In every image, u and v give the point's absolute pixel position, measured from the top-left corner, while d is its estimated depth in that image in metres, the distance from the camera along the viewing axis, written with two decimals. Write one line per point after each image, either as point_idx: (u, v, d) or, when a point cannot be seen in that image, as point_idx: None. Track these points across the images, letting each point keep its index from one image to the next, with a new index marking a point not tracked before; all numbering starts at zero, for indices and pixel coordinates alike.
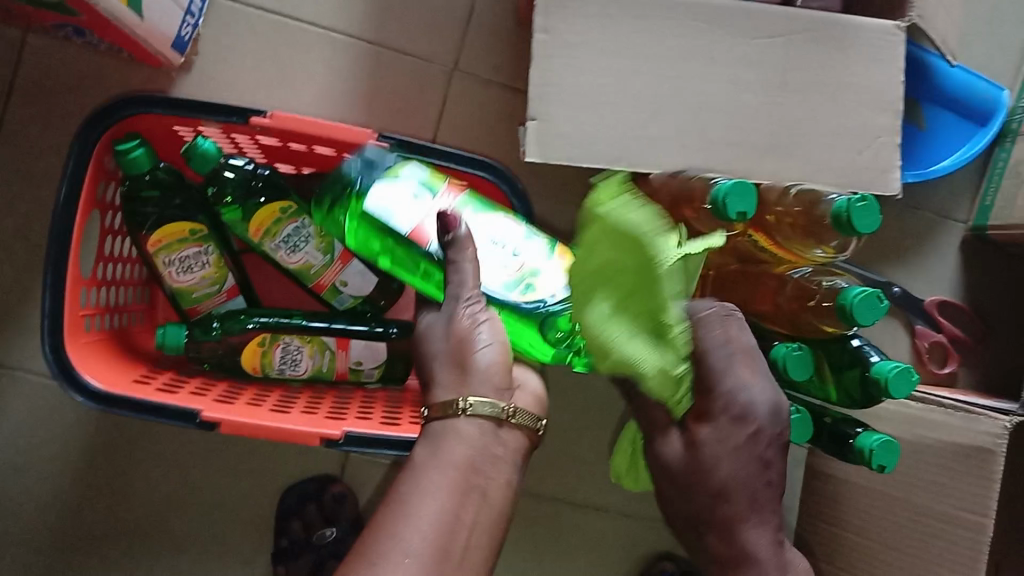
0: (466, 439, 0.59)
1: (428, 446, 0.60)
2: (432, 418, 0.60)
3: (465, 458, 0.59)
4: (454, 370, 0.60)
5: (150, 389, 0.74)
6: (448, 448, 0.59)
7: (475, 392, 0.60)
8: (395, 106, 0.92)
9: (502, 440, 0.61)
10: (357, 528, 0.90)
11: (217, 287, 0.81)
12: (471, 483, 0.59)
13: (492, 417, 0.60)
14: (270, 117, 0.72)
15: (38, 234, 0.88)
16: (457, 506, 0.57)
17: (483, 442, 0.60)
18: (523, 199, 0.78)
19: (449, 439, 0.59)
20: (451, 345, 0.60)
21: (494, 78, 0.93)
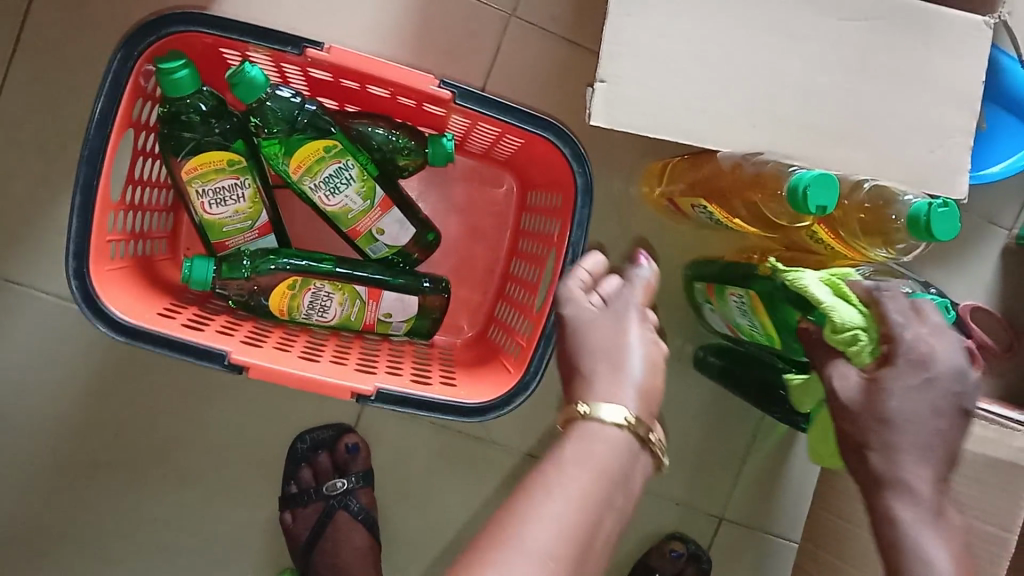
0: (616, 448, 0.51)
1: (579, 442, 0.51)
2: (586, 417, 0.53)
3: (610, 464, 0.50)
4: (610, 373, 0.56)
5: (175, 325, 0.71)
6: (595, 448, 0.51)
7: (633, 407, 0.53)
8: (446, 49, 0.87)
9: (641, 464, 0.53)
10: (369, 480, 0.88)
11: (250, 222, 0.76)
12: (615, 498, 0.50)
13: (641, 436, 0.53)
14: (327, 51, 0.67)
15: (57, 147, 0.83)
16: (598, 517, 0.48)
17: (625, 458, 0.52)
18: (582, 163, 0.71)
19: (595, 442, 0.51)
20: (612, 350, 0.57)
21: (552, 30, 0.88)
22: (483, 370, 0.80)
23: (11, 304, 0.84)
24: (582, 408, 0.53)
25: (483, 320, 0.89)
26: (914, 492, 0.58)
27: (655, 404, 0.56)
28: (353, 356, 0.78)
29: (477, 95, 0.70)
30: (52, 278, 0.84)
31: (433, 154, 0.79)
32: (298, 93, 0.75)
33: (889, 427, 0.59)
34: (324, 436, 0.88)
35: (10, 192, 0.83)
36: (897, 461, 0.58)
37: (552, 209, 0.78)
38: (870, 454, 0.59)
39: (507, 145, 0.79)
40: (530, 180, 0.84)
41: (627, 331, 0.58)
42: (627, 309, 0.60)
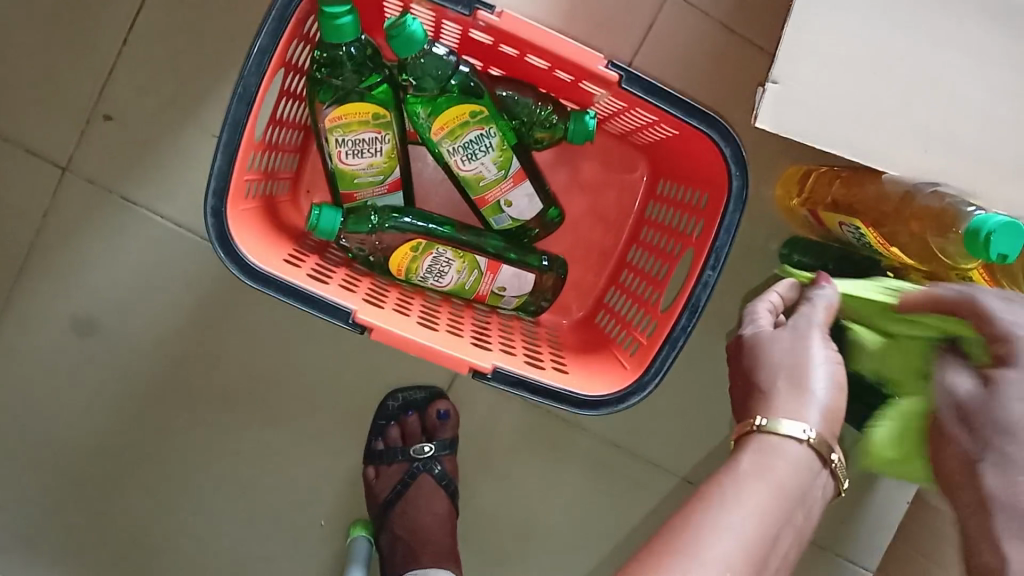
0: (797, 465, 0.55)
1: (754, 456, 0.55)
2: (762, 430, 0.56)
3: (788, 481, 0.54)
4: (792, 393, 0.57)
5: (300, 273, 0.69)
6: (773, 465, 0.54)
7: (814, 425, 0.55)
8: (596, 19, 0.82)
9: (820, 478, 0.56)
10: (454, 446, 0.88)
11: (382, 177, 0.74)
12: (796, 509, 0.54)
13: (822, 453, 0.55)
14: (499, 15, 0.63)
15: (190, 72, 0.81)
16: (774, 532, 0.52)
17: (803, 472, 0.55)
18: (742, 167, 0.67)
19: (773, 456, 0.55)
20: (792, 368, 0.58)
21: (709, 14, 0.83)
22: (595, 359, 0.78)
23: (128, 222, 0.83)
24: (759, 421, 0.56)
25: (592, 303, 0.87)
26: (1017, 501, 0.44)
27: (836, 423, 0.57)
28: (468, 325, 0.77)
29: (643, 82, 0.65)
30: (171, 204, 0.83)
31: (573, 131, 0.75)
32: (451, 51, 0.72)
33: (1004, 431, 0.46)
34: (416, 398, 0.88)
35: (140, 112, 0.82)
36: (1005, 457, 0.46)
37: (693, 207, 0.74)
38: (983, 464, 0.47)
39: (653, 133, 0.75)
40: (665, 171, 0.80)
41: (810, 345, 0.59)
42: (811, 328, 0.60)
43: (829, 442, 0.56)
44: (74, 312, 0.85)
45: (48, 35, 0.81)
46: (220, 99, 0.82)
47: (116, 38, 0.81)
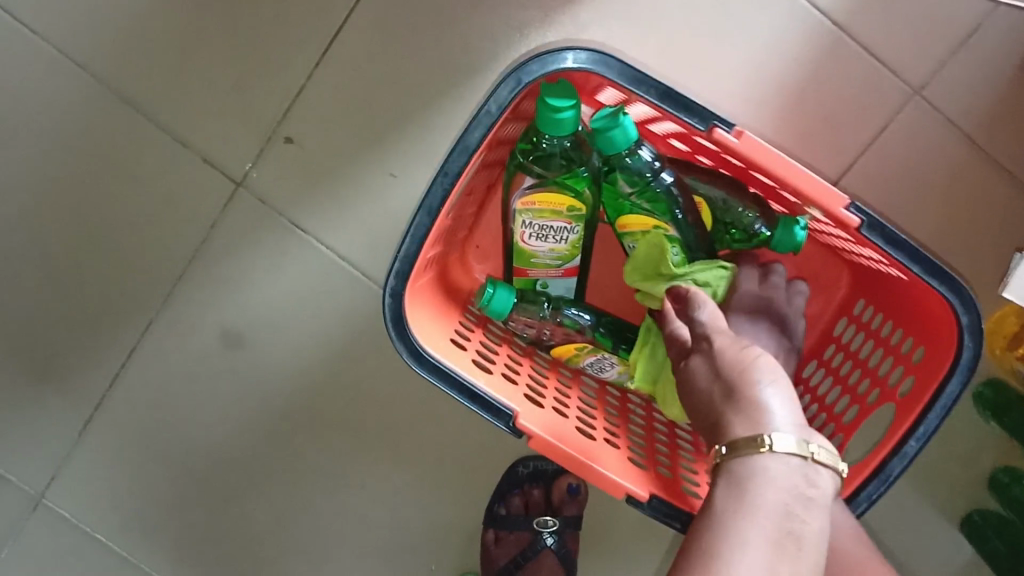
0: (774, 482, 0.49)
1: (729, 491, 0.50)
2: (732, 456, 0.50)
3: (777, 503, 0.48)
4: (736, 409, 0.51)
5: (466, 359, 0.66)
6: (760, 493, 0.49)
7: (781, 426, 0.50)
8: (827, 112, 0.73)
9: (815, 478, 0.50)
10: (577, 525, 0.85)
11: (561, 262, 0.70)
12: (811, 502, 0.49)
13: (802, 453, 0.49)
14: (738, 136, 0.56)
15: (379, 103, 0.77)
16: (772, 561, 0.46)
17: (791, 482, 0.49)
18: (977, 339, 0.59)
19: (754, 482, 0.49)
20: (731, 379, 0.53)
21: (957, 125, 0.73)
22: None
23: (291, 247, 0.81)
24: (719, 449, 0.51)
25: None
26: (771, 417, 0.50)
27: None
28: (626, 426, 0.72)
29: (886, 232, 0.57)
30: (336, 235, 0.80)
31: (777, 242, 0.67)
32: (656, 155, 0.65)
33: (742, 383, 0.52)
34: (547, 470, 0.86)
35: (320, 136, 0.78)
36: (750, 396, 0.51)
37: (901, 357, 0.66)
38: None
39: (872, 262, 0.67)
40: (873, 297, 0.71)
41: (726, 352, 0.54)
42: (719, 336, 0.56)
43: (803, 439, 0.50)
44: (226, 325, 0.84)
45: (240, 45, 0.77)
46: (403, 136, 0.78)
47: (311, 57, 0.77)
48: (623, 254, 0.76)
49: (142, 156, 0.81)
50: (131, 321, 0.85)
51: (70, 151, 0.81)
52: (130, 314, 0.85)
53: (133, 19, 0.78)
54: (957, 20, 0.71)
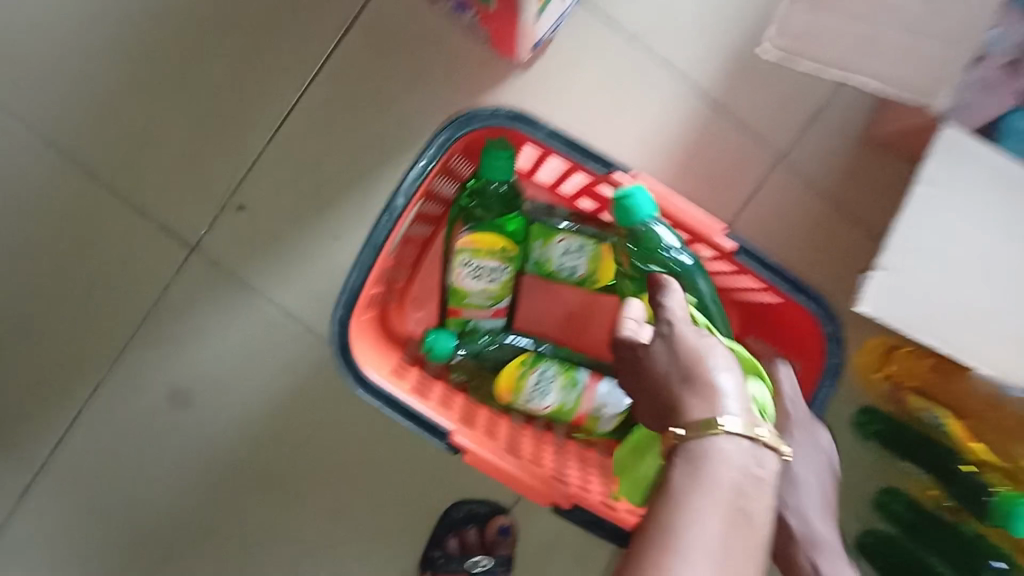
0: (729, 463, 0.51)
1: (685, 470, 0.51)
2: (689, 436, 0.52)
3: (731, 482, 0.50)
4: (686, 385, 0.55)
5: (405, 387, 0.73)
6: (713, 471, 0.50)
7: (733, 407, 0.53)
8: (709, 175, 0.87)
9: (763, 461, 0.53)
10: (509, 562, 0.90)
11: (490, 303, 0.79)
12: (760, 481, 0.52)
13: (751, 436, 0.52)
14: (635, 177, 0.69)
15: (326, 173, 0.87)
16: (728, 535, 0.48)
17: (745, 465, 0.51)
18: (839, 344, 0.71)
19: (710, 463, 0.51)
20: (689, 364, 0.56)
21: (816, 185, 0.87)
22: None
23: (241, 304, 0.88)
24: (675, 431, 0.53)
25: None
26: (721, 394, 0.53)
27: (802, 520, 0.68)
28: (550, 452, 0.81)
29: (757, 255, 0.70)
30: (283, 293, 0.88)
31: None
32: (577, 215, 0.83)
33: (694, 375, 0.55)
34: (479, 511, 0.90)
35: (270, 204, 0.87)
36: (703, 380, 0.54)
37: None
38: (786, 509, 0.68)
39: (745, 295, 0.80)
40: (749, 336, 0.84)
41: (685, 339, 0.56)
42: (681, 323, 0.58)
43: (752, 424, 0.53)
44: (173, 381, 0.89)
45: (199, 124, 0.87)
46: (347, 202, 0.87)
47: (262, 134, 0.87)
48: (549, 295, 0.85)
49: (102, 224, 0.88)
50: (80, 380, 0.89)
51: (33, 221, 0.88)
52: (80, 374, 0.89)
53: (99, 102, 0.87)
54: (811, 98, 0.86)
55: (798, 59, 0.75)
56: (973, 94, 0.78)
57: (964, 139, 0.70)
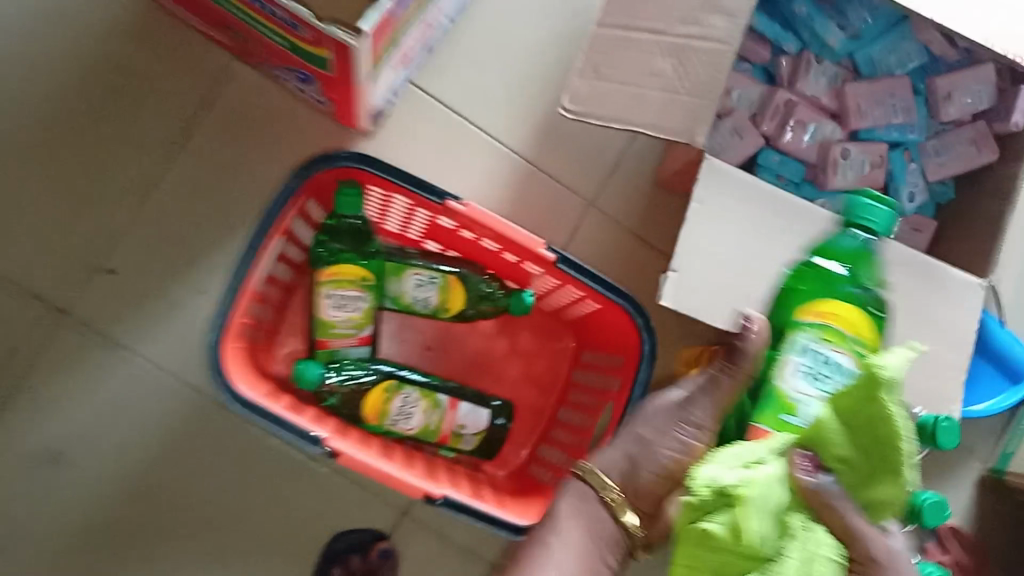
0: (582, 497, 0.83)
1: (574, 499, 0.83)
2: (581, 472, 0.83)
3: (578, 530, 0.81)
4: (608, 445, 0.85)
5: (279, 405, 0.80)
6: (576, 505, 0.83)
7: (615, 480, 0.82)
8: (535, 220, 1.04)
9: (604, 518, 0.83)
10: None
11: (355, 330, 0.88)
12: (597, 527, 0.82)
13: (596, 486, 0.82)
14: (464, 205, 0.82)
15: (193, 235, 0.95)
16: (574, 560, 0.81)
17: (591, 518, 0.82)
18: (651, 332, 0.86)
19: (571, 496, 0.83)
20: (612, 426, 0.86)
21: (621, 223, 1.05)
22: (530, 501, 0.89)
23: (114, 363, 0.92)
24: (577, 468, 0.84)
25: (525, 456, 0.98)
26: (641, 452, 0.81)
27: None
28: (421, 462, 0.88)
29: (576, 262, 0.84)
30: (155, 347, 0.93)
31: (514, 304, 0.92)
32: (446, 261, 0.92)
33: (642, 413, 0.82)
34: (358, 540, 0.95)
35: (140, 266, 0.94)
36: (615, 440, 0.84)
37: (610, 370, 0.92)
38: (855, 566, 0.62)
39: (580, 308, 0.93)
40: (594, 350, 0.96)
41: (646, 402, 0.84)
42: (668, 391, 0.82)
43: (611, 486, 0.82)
44: (46, 443, 0.92)
45: (67, 199, 0.93)
46: (215, 260, 0.95)
47: (132, 205, 0.94)
48: (411, 329, 0.97)
49: None
50: None
51: None
52: None
53: None
54: (608, 155, 1.06)
55: (590, 116, 0.97)
56: (724, 137, 1.00)
57: (724, 166, 0.87)
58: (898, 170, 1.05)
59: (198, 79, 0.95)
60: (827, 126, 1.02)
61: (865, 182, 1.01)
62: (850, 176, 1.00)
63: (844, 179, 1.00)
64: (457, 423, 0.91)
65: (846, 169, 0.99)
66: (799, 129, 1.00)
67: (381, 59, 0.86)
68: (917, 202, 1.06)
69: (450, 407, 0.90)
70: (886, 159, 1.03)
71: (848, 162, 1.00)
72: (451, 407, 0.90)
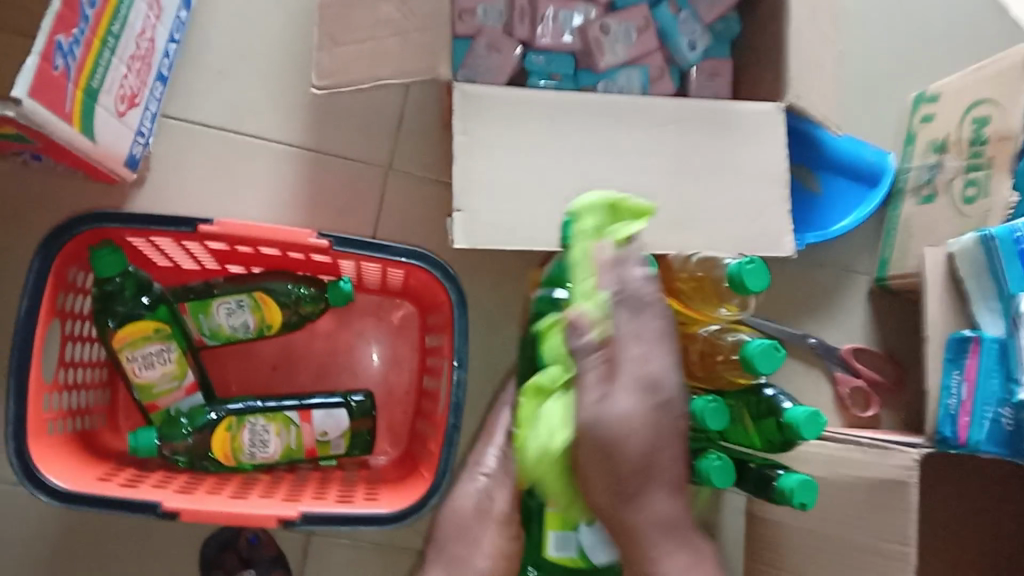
0: None
1: None
2: None
3: None
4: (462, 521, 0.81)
5: (113, 485, 0.78)
6: None
7: None
8: (337, 206, 0.98)
9: None
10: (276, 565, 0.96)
11: (177, 381, 0.87)
12: None
13: None
14: (216, 224, 0.78)
15: (2, 346, 0.93)
16: None
17: None
18: (453, 281, 0.83)
19: None
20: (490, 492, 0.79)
21: (426, 176, 1.00)
22: (403, 484, 0.87)
23: None
24: None
25: (404, 439, 0.97)
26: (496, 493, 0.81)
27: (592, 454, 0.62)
28: (285, 488, 0.86)
29: (351, 241, 0.81)
30: (5, 467, 0.92)
31: (332, 297, 0.88)
32: (253, 277, 0.90)
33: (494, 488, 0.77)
34: (229, 535, 0.96)
35: None
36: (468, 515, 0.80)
37: (441, 326, 0.90)
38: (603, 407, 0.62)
39: (393, 275, 0.90)
40: (431, 311, 0.94)
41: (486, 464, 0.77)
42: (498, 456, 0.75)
43: None
44: None
45: None
46: None
47: None
48: (245, 358, 0.96)
49: None
50: None
51: None
52: None
53: None
54: (387, 113, 1.00)
55: (341, 88, 0.81)
56: (483, 56, 0.94)
57: (475, 89, 0.79)
58: (669, 25, 0.97)
59: None
60: (580, 10, 0.96)
61: (639, 50, 0.96)
62: (620, 49, 0.95)
63: (615, 56, 0.95)
64: (315, 431, 0.88)
65: (613, 45, 0.95)
66: (551, 24, 0.95)
67: (92, 115, 0.77)
68: (701, 49, 0.97)
69: (306, 416, 0.88)
70: (651, 17, 0.97)
71: (612, 35, 0.95)
72: (303, 417, 0.88)
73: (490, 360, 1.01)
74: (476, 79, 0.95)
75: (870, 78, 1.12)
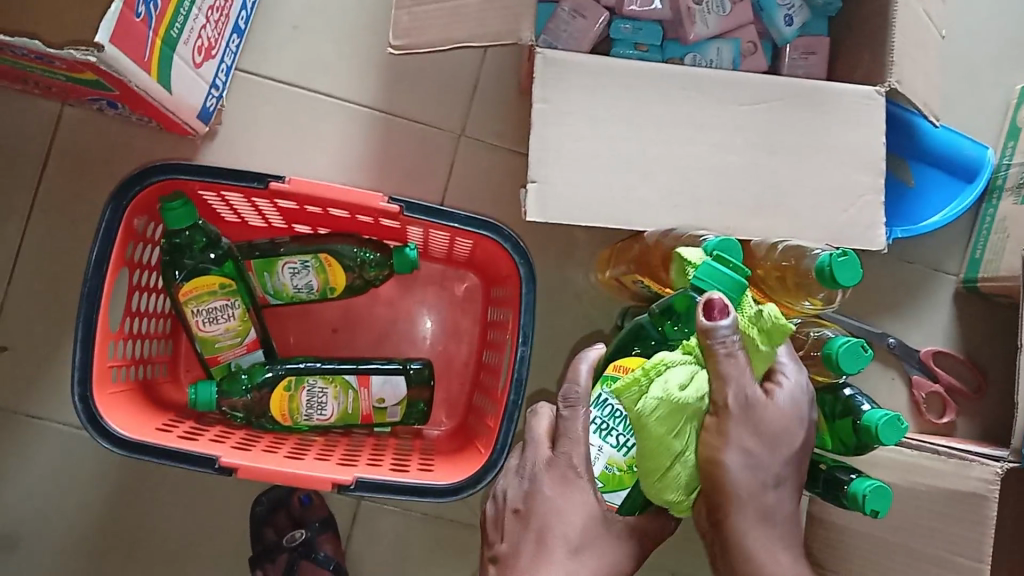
0: None
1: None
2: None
3: None
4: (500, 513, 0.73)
5: (171, 437, 0.78)
6: None
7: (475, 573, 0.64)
8: (404, 170, 0.96)
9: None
10: (326, 527, 0.95)
11: (239, 338, 0.87)
12: None
13: None
14: (289, 182, 0.77)
15: (69, 291, 0.94)
16: None
17: None
18: (523, 253, 0.81)
19: None
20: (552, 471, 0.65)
21: (498, 144, 0.98)
22: (458, 458, 0.86)
23: (33, 438, 0.93)
24: None
25: (460, 411, 0.95)
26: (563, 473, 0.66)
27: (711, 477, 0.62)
28: (341, 453, 0.86)
29: (421, 206, 0.79)
30: (67, 411, 0.93)
31: (399, 263, 0.86)
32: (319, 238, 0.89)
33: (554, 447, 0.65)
34: (280, 494, 0.96)
35: (31, 337, 0.93)
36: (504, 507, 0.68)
37: (506, 300, 0.88)
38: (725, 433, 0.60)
39: (460, 244, 0.88)
40: (495, 283, 0.92)
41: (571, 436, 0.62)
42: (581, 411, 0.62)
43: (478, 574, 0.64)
44: None
45: None
46: None
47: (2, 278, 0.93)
48: (305, 318, 0.95)
49: None
50: None
51: None
52: None
53: None
54: (462, 78, 0.97)
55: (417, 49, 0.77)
56: (566, 22, 0.91)
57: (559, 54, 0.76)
58: None
59: (26, 134, 0.93)
60: None
61: (732, 21, 0.91)
62: (711, 21, 0.91)
63: (705, 28, 0.91)
64: (372, 396, 0.87)
65: (705, 15, 0.90)
66: None
67: (169, 64, 0.76)
68: (798, 24, 0.93)
69: (364, 380, 0.87)
70: None
71: (705, 5, 0.90)
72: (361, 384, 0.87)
73: (553, 337, 0.99)
74: (557, 46, 0.92)
75: (974, 65, 1.05)
